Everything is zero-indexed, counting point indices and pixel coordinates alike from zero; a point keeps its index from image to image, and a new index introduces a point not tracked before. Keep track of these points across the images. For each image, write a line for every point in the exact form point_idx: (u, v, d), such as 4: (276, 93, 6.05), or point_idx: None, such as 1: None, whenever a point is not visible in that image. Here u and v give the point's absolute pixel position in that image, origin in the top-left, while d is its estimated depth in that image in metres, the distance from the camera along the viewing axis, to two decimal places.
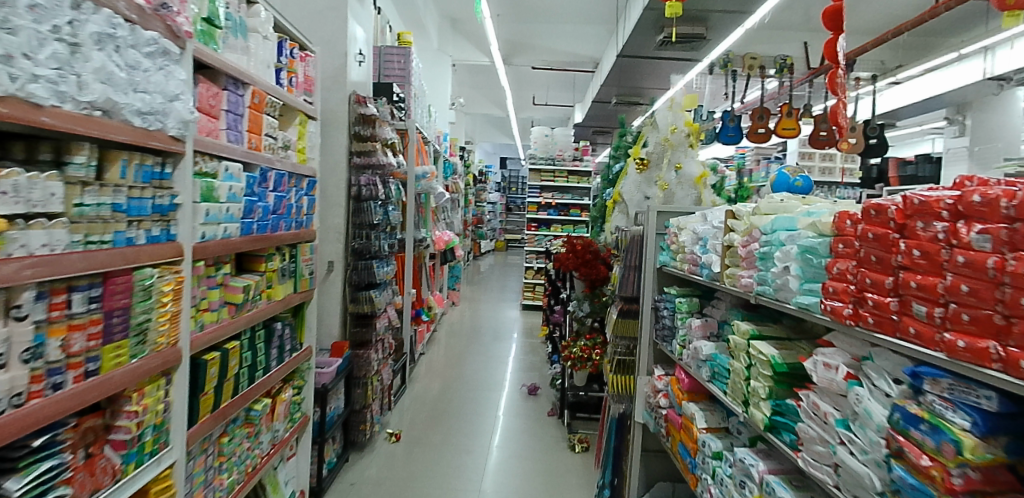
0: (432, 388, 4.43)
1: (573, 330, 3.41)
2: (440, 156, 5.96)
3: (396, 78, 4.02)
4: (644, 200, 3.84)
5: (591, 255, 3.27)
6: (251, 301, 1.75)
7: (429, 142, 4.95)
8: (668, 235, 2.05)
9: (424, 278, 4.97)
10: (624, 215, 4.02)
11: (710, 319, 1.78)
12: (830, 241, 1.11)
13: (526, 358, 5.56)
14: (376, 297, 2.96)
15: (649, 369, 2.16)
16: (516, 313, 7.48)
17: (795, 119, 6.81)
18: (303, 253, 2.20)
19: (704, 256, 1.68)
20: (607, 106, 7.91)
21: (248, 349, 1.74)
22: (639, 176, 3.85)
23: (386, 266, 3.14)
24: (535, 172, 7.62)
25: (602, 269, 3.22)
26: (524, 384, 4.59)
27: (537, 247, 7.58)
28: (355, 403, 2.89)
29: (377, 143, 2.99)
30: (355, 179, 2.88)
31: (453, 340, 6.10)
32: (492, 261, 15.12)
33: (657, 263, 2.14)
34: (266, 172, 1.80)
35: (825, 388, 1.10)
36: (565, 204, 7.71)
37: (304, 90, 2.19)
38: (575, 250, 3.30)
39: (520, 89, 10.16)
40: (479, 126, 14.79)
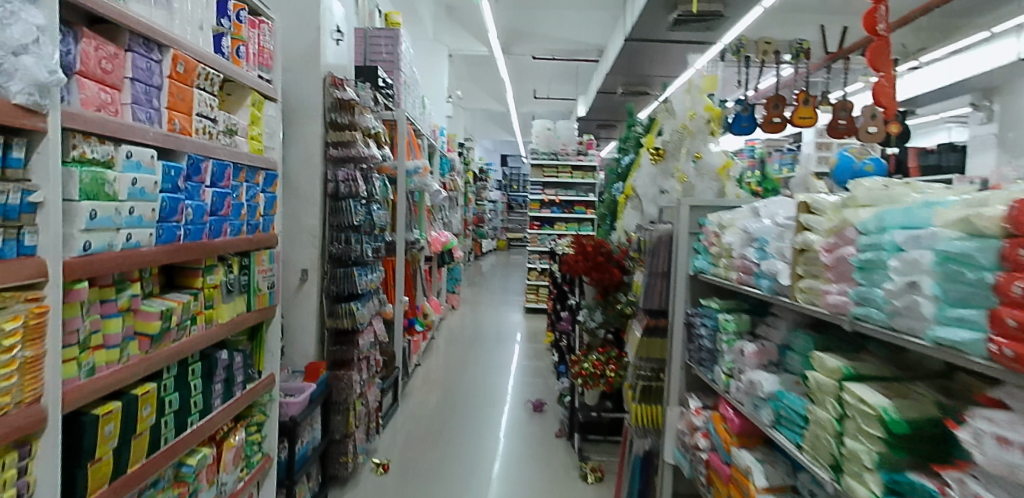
0: (428, 402, 4.07)
1: (584, 343, 3.02)
2: (436, 152, 5.58)
3: (383, 63, 3.63)
4: (660, 194, 3.45)
5: (603, 256, 2.88)
6: (179, 329, 1.35)
7: (423, 135, 4.57)
8: (705, 235, 1.67)
9: (419, 283, 4.58)
10: (637, 212, 3.64)
11: (767, 343, 1.40)
12: (995, 245, 0.71)
13: (530, 366, 5.18)
14: (358, 310, 2.58)
15: (681, 399, 1.78)
16: (519, 317, 7.10)
17: (813, 107, 6.42)
18: (259, 262, 1.79)
19: (764, 263, 1.31)
20: (613, 97, 7.53)
21: (176, 390, 1.36)
22: (654, 168, 3.47)
23: (370, 274, 2.75)
24: (537, 167, 7.22)
25: (616, 273, 2.84)
26: (529, 397, 4.22)
27: (540, 247, 7.18)
28: (334, 432, 2.51)
29: (358, 132, 2.61)
30: (333, 175, 2.52)
31: (452, 348, 5.72)
32: (494, 261, 14.73)
33: (689, 269, 1.77)
34: (199, 162, 1.41)
35: (998, 475, 0.70)
36: (569, 201, 7.26)
37: (259, 65, 1.80)
38: (585, 252, 2.92)
39: (520, 81, 9.76)
40: (479, 122, 14.38)
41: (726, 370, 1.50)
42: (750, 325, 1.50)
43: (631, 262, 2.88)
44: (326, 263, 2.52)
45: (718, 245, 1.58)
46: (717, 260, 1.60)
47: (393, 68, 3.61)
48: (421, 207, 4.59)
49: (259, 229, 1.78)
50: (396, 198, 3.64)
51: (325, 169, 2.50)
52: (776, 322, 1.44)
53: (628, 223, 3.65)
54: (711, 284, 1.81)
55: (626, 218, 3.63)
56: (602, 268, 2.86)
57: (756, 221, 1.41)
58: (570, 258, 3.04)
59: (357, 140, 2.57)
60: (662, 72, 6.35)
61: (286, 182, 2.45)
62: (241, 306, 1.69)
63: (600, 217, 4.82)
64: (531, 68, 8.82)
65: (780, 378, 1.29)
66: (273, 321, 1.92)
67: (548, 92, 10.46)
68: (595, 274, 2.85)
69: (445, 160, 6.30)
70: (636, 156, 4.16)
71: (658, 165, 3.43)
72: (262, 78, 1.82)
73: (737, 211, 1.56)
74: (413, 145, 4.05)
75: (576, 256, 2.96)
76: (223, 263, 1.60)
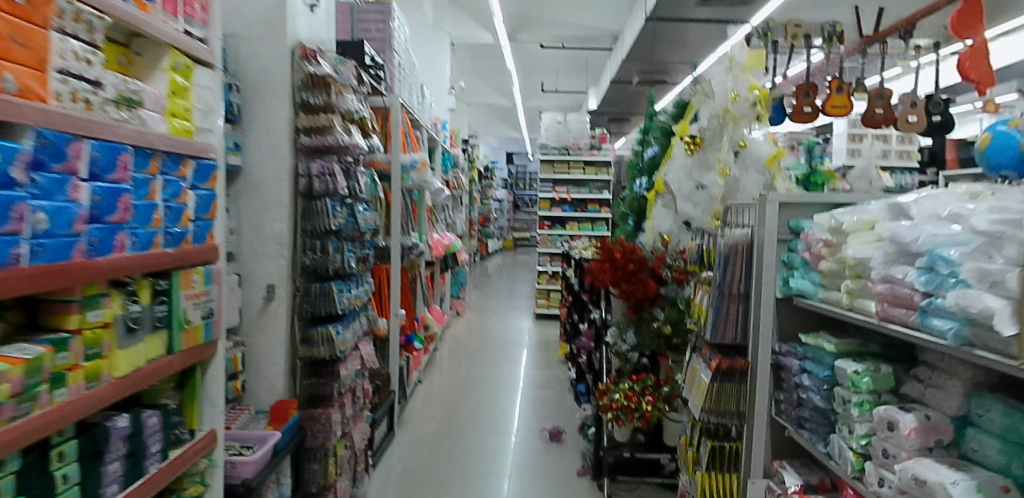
0: (429, 427, 3.60)
1: (613, 368, 2.55)
2: (437, 146, 5.10)
3: (374, 42, 3.16)
4: (696, 191, 2.94)
5: (638, 264, 2.39)
6: (27, 402, 0.82)
7: (422, 127, 4.10)
8: (811, 244, 1.18)
9: (419, 293, 4.11)
10: (667, 212, 3.10)
11: (934, 414, 0.91)
12: None
13: (544, 382, 4.69)
14: (338, 335, 2.08)
15: (768, 470, 1.32)
16: (528, 324, 6.62)
17: (847, 95, 5.90)
18: (184, 285, 1.30)
19: (950, 294, 0.80)
20: (628, 87, 7.03)
21: (20, 494, 0.84)
22: (688, 161, 2.96)
23: (355, 288, 2.27)
24: (547, 163, 6.72)
25: (653, 285, 2.35)
26: (544, 420, 3.74)
27: (551, 248, 6.68)
28: (310, 484, 2.03)
29: (337, 116, 2.12)
30: (306, 168, 2.04)
31: (458, 360, 5.25)
32: (501, 262, 14.28)
33: (779, 292, 1.29)
34: (63, 140, 0.90)
35: None
36: (582, 199, 6.78)
37: (182, 14, 1.31)
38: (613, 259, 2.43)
39: (528, 73, 9.28)
40: (483, 118, 13.91)
41: (858, 448, 1.01)
42: (893, 380, 1.01)
43: (670, 271, 2.39)
44: (299, 277, 2.05)
45: (836, 260, 1.09)
46: (833, 282, 1.11)
47: (385, 47, 3.14)
48: (421, 208, 4.11)
49: (187, 239, 1.31)
50: (389, 197, 3.16)
51: (296, 160, 2.02)
52: (942, 380, 0.95)
53: (660, 224, 3.12)
54: (808, 311, 1.32)
55: (655, 219, 3.10)
56: (634, 280, 2.37)
57: (911, 225, 0.92)
58: (593, 267, 2.56)
59: (339, 125, 2.10)
60: (680, 58, 5.85)
61: (248, 177, 1.98)
62: (158, 348, 1.21)
63: (620, 217, 4.31)
64: (538, 58, 8.32)
65: (976, 481, 0.78)
66: (214, 360, 1.45)
67: (556, 85, 9.95)
68: (626, 286, 2.37)
69: (448, 156, 5.83)
70: (664, 147, 3.65)
71: (693, 157, 2.92)
72: (188, 34, 1.34)
73: (866, 212, 1.07)
74: (409, 137, 3.57)
75: (601, 264, 2.48)
76: (123, 290, 1.11)
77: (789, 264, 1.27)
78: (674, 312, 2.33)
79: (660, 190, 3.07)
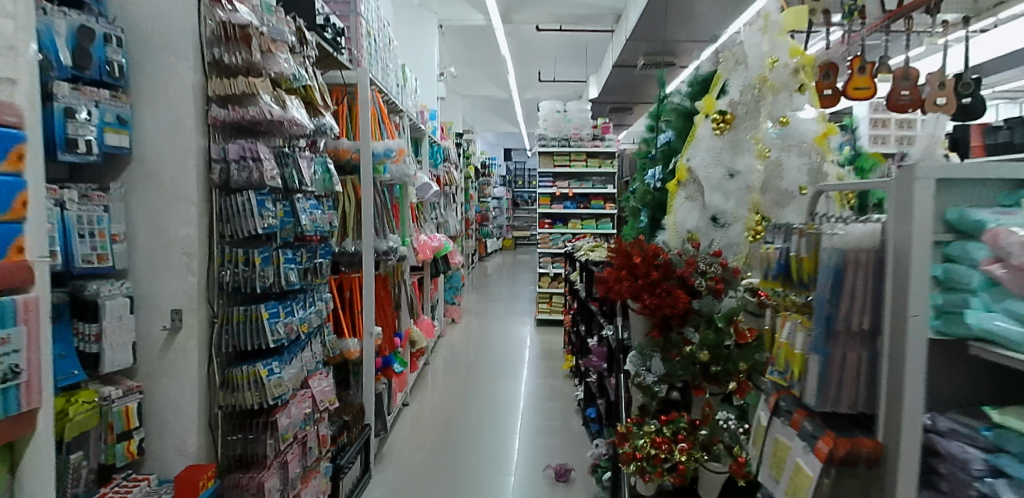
0: (416, 456, 3.16)
1: (633, 401, 2.05)
2: (423, 137, 4.60)
3: (336, 6, 2.67)
4: (726, 179, 2.38)
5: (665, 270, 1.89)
6: None
7: (402, 112, 3.59)
8: (1014, 250, 0.67)
9: (404, 305, 3.60)
10: (690, 206, 2.49)
11: None
12: None
13: (547, 401, 4.17)
14: (271, 376, 1.56)
15: None
16: (530, 331, 6.12)
17: (870, 76, 5.37)
18: None
19: None
20: (632, 71, 6.51)
21: None
22: (714, 142, 2.39)
23: (300, 310, 1.75)
24: (545, 155, 6.20)
25: (683, 297, 1.84)
26: (545, 437, 3.43)
27: (552, 248, 6.16)
28: None
29: (266, 80, 1.61)
30: (221, 150, 1.54)
31: (453, 372, 4.81)
32: (501, 262, 13.78)
33: (934, 330, 0.79)
34: None
35: None
36: (585, 195, 6.25)
37: None
38: (630, 265, 1.94)
39: (525, 62, 8.79)
40: (479, 113, 13.45)
41: None
42: None
43: (702, 280, 1.88)
44: (218, 299, 1.55)
45: None
46: None
47: (349, 12, 2.65)
48: (404, 205, 3.61)
49: None
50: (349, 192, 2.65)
51: (210, 140, 1.52)
52: None
53: (682, 220, 2.49)
54: (973, 361, 0.82)
55: (677, 213, 2.53)
56: (659, 292, 1.88)
57: None
58: (605, 276, 2.07)
59: (268, 92, 1.60)
60: (688, 37, 5.33)
61: (144, 165, 1.45)
62: None
63: (632, 214, 3.78)
64: (533, 44, 7.81)
65: None
66: (31, 443, 0.91)
67: (554, 74, 9.46)
68: (649, 299, 1.87)
69: (437, 149, 5.33)
70: (682, 130, 3.10)
71: (720, 139, 2.37)
72: None
73: None
74: (382, 124, 3.03)
75: (616, 271, 1.99)
76: None
77: (952, 284, 0.77)
78: (709, 332, 1.83)
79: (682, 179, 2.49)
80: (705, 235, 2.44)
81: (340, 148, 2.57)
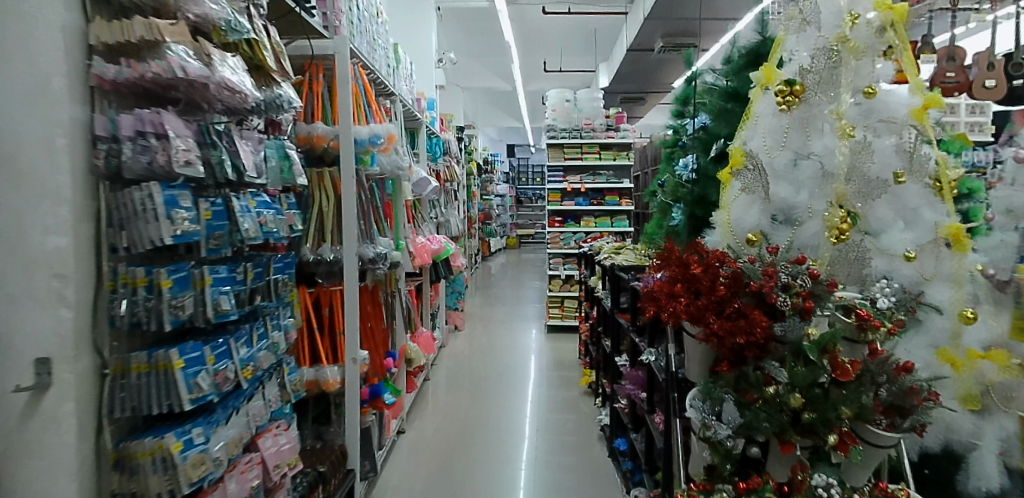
0: (412, 491, 2.73)
1: (691, 459, 1.55)
2: (420, 127, 4.12)
3: None
4: (798, 162, 1.43)
5: (740, 282, 1.34)
6: None
7: (394, 95, 3.10)
8: None
9: (399, 318, 3.11)
10: (746, 200, 1.46)
11: None
12: None
13: (563, 421, 3.69)
14: (180, 455, 1.06)
15: None
16: (540, 338, 5.64)
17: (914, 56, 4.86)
18: None
19: None
20: (647, 55, 6.02)
21: None
22: (779, 119, 1.42)
23: (242, 349, 1.25)
24: (555, 148, 5.70)
25: (765, 318, 1.29)
26: (555, 454, 3.17)
27: (564, 249, 5.65)
28: None
29: (184, 24, 1.11)
30: (111, 122, 1.03)
31: (458, 385, 4.41)
32: (505, 262, 13.29)
33: None
34: None
35: None
36: (598, 190, 5.75)
37: None
38: (692, 276, 1.39)
39: (529, 50, 8.30)
40: (480, 107, 12.98)
41: None
42: None
43: (786, 297, 1.31)
44: (110, 341, 1.06)
45: None
46: None
47: None
48: (398, 204, 3.14)
49: None
50: (314, 182, 2.20)
51: (94, 108, 1.02)
52: None
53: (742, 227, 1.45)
54: None
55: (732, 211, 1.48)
56: (728, 313, 1.33)
57: None
58: (651, 290, 1.54)
59: (187, 41, 1.10)
60: (711, 15, 4.84)
61: None
62: None
63: (661, 211, 3.28)
64: (538, 30, 7.33)
65: None
66: None
67: (560, 63, 8.98)
68: (719, 323, 1.31)
69: (437, 142, 4.84)
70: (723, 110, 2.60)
71: (786, 118, 1.41)
72: None
73: None
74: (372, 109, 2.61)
75: (667, 284, 1.45)
76: None
77: None
78: (801, 367, 1.26)
79: (739, 167, 1.46)
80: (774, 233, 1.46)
81: (316, 134, 2.15)
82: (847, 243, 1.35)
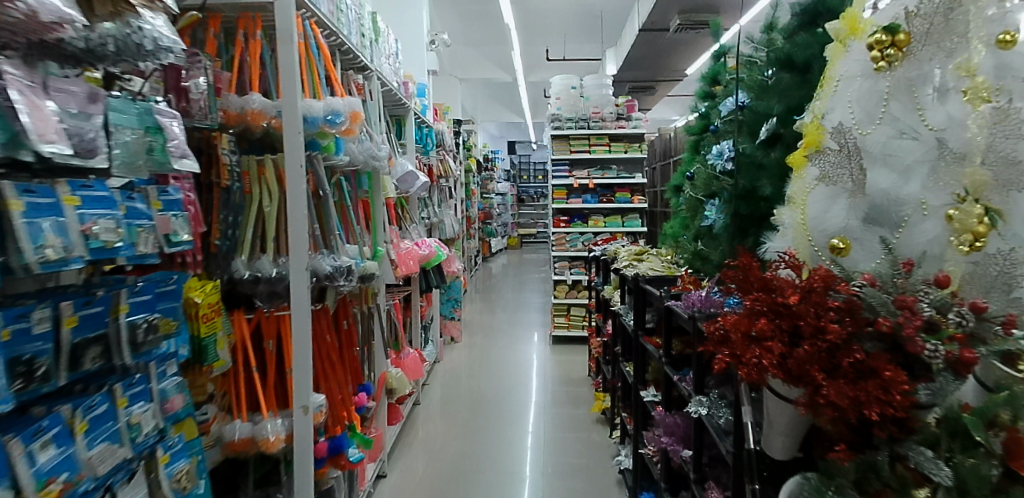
0: None
1: None
2: (408, 115, 3.60)
3: None
4: (897, 140, 0.90)
5: (854, 318, 0.83)
6: None
7: (370, 71, 2.59)
8: None
9: (375, 341, 2.57)
10: (826, 195, 0.98)
11: None
12: None
13: (575, 448, 3.20)
14: None
15: None
16: (544, 350, 5.11)
17: None
18: None
19: None
20: (662, 36, 5.50)
21: None
22: (875, 80, 0.93)
23: (38, 455, 0.71)
24: (560, 139, 5.15)
25: (905, 374, 0.78)
26: (562, 478, 2.84)
27: (571, 251, 5.11)
28: None
29: None
30: None
31: (452, 408, 3.88)
32: (506, 262, 12.79)
33: None
34: None
35: None
36: (608, 186, 5.19)
37: None
38: (778, 308, 0.87)
39: (530, 36, 7.79)
40: (480, 101, 12.46)
41: None
42: None
43: (936, 342, 0.77)
44: None
45: None
46: None
47: None
48: (376, 203, 2.62)
49: None
50: (250, 176, 1.64)
51: None
52: None
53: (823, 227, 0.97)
54: None
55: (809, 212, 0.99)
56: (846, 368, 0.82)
57: None
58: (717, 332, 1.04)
59: None
60: None
61: None
62: None
63: (692, 208, 2.75)
64: (541, 14, 6.82)
65: None
66: None
67: (564, 52, 8.46)
68: (827, 387, 0.80)
69: (428, 133, 4.32)
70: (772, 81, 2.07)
71: (886, 79, 0.91)
72: None
73: None
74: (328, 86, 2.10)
75: (738, 319, 0.92)
76: None
77: None
78: (962, 458, 0.78)
79: (818, 149, 1.00)
80: (857, 242, 0.95)
81: (251, 110, 1.59)
82: (988, 253, 0.81)
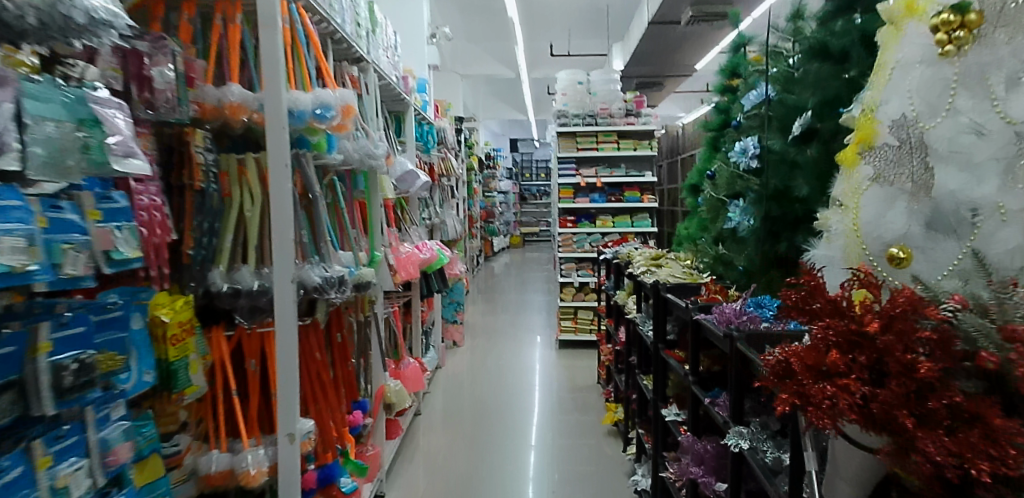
0: None
1: None
2: (408, 111, 3.43)
3: None
4: (963, 135, 0.76)
5: (942, 353, 0.68)
6: None
7: (366, 64, 2.42)
8: None
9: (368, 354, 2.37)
10: (881, 197, 0.86)
11: None
12: None
13: (584, 460, 3.03)
14: None
15: None
16: (550, 354, 4.94)
17: None
18: None
19: None
20: (671, 29, 5.32)
21: None
22: (939, 68, 0.80)
23: None
24: (566, 136, 4.97)
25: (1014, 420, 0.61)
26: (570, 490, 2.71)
27: (577, 252, 4.94)
28: None
29: None
30: None
31: (455, 418, 3.67)
32: (508, 262, 12.62)
33: None
34: None
35: None
36: (616, 185, 4.99)
37: None
38: (856, 339, 0.74)
39: (535, 31, 7.60)
40: (482, 98, 12.28)
41: None
42: None
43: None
44: None
45: None
46: None
47: None
48: (373, 204, 2.45)
49: None
50: (229, 177, 1.46)
51: None
52: None
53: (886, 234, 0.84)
54: None
55: (862, 215, 0.88)
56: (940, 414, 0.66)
57: None
58: (775, 367, 0.86)
59: None
60: None
61: None
62: None
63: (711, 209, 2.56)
64: (546, 8, 6.63)
65: None
66: None
67: (569, 47, 8.27)
68: (921, 438, 0.66)
69: (430, 130, 4.15)
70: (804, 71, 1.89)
71: (954, 66, 0.78)
72: None
73: None
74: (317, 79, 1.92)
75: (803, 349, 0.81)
76: None
77: None
78: None
79: (871, 146, 0.91)
80: (921, 252, 0.81)
81: (229, 102, 1.41)
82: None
